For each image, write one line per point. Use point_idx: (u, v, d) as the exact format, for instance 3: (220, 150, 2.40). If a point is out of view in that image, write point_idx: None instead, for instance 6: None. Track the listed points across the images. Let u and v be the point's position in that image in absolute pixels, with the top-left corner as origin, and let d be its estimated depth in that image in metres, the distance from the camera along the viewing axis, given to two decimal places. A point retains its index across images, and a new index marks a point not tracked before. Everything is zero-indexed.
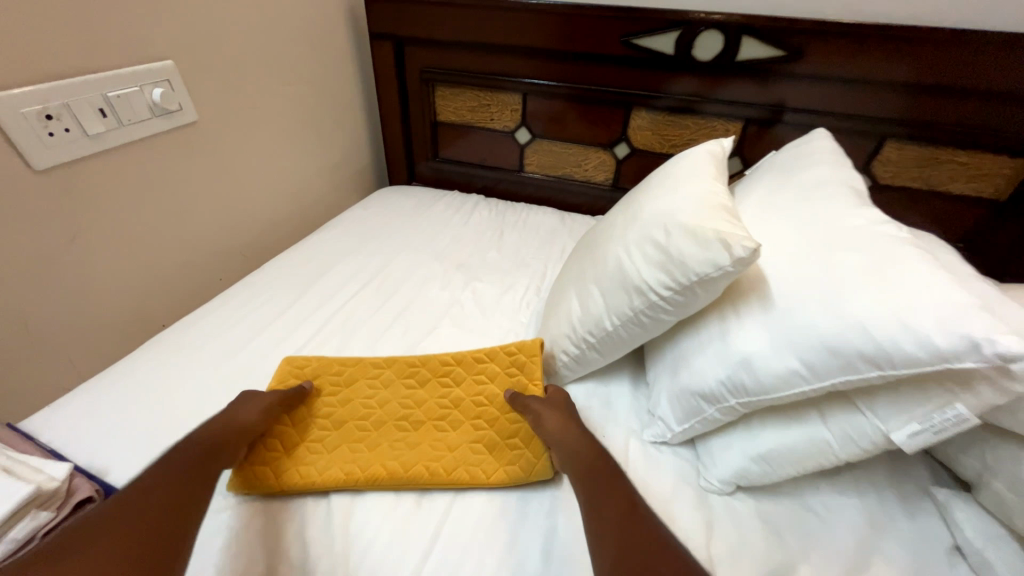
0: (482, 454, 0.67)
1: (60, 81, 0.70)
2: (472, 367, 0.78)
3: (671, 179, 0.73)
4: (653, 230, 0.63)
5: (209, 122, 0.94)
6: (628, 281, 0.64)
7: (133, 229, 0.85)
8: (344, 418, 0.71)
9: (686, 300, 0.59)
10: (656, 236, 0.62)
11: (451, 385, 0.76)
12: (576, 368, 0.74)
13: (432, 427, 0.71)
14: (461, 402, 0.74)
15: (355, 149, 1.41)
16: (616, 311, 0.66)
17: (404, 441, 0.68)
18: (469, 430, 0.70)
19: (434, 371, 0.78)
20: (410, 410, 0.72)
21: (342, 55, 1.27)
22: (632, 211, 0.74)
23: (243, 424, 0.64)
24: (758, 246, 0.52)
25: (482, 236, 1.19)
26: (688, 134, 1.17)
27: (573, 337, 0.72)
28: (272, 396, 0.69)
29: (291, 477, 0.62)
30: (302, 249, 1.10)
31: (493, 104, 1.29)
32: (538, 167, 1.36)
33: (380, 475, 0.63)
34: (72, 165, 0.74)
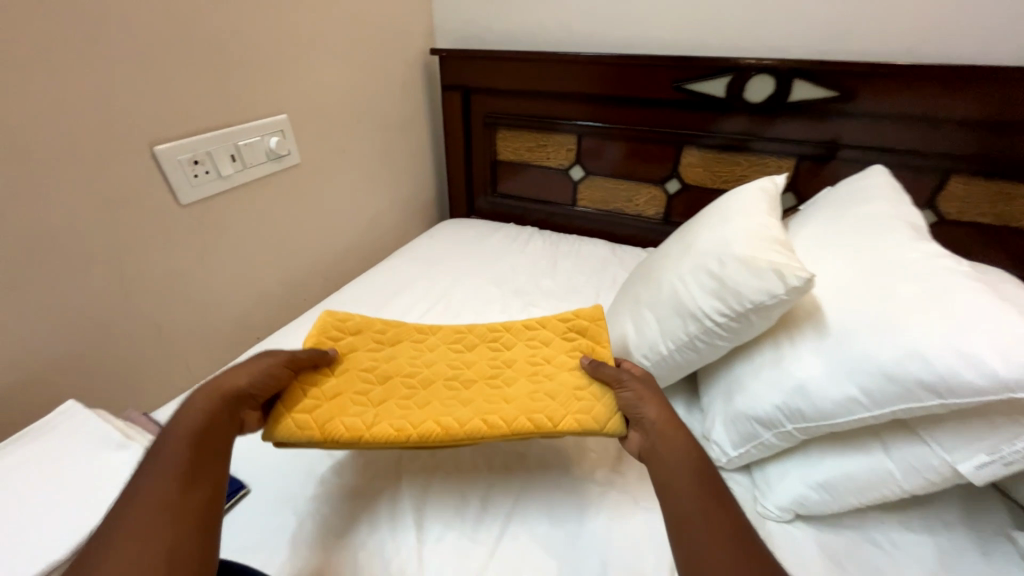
0: (545, 402, 0.67)
1: (206, 133, 0.86)
2: (520, 331, 0.81)
3: (724, 213, 0.78)
4: (707, 261, 0.68)
5: (308, 163, 1.09)
6: (683, 307, 0.68)
7: (243, 253, 1.00)
8: (391, 371, 0.73)
9: (741, 327, 0.62)
10: (710, 266, 0.66)
11: (503, 348, 0.79)
12: None
13: (484, 384, 0.71)
14: (512, 361, 0.76)
15: (421, 185, 1.56)
16: (671, 336, 0.70)
17: (455, 398, 0.69)
18: (519, 385, 0.71)
19: (483, 335, 0.81)
20: (460, 370, 0.74)
21: (416, 104, 1.43)
22: (686, 243, 0.79)
23: (233, 391, 0.59)
24: (812, 276, 0.55)
25: (537, 265, 1.26)
26: (739, 170, 1.21)
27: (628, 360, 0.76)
28: (266, 359, 0.65)
29: (337, 427, 0.63)
30: (376, 274, 1.22)
31: (550, 144, 1.39)
32: (590, 202, 1.43)
33: (435, 432, 0.63)
34: (207, 200, 0.90)
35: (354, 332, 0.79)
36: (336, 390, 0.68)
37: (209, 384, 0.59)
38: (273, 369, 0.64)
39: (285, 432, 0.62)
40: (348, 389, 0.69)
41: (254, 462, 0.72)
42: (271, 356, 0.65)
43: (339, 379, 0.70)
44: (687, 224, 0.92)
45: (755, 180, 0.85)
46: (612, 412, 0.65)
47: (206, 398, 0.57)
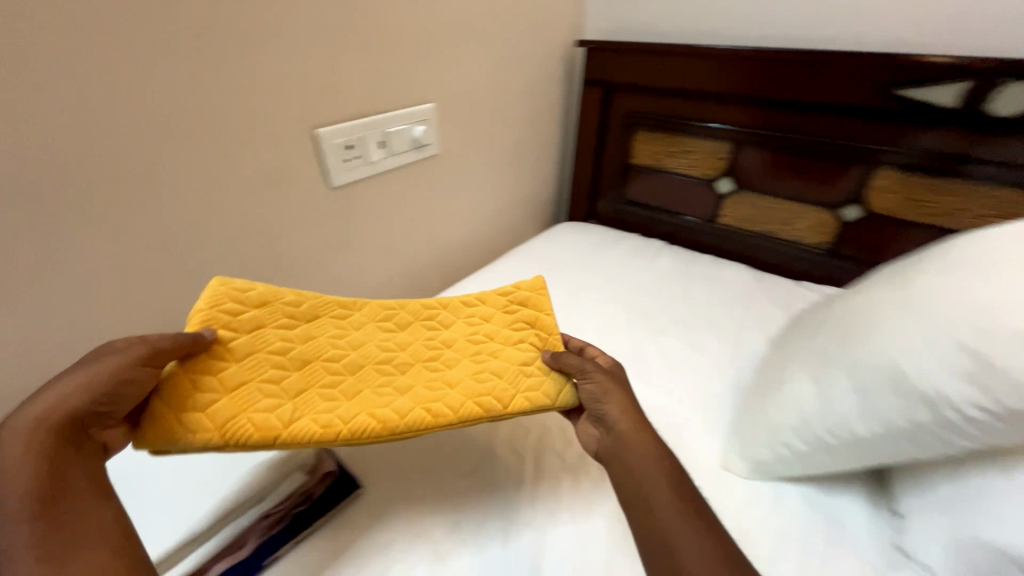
0: (488, 382, 0.66)
1: (360, 118, 0.87)
2: (458, 308, 0.75)
3: (965, 260, 0.58)
4: (956, 329, 0.51)
5: (445, 154, 1.08)
6: (909, 385, 0.52)
7: (376, 237, 1.01)
8: (309, 354, 0.64)
9: (1009, 430, 0.47)
10: (964, 339, 0.49)
11: (441, 327, 0.73)
12: (797, 466, 0.63)
13: (422, 368, 0.67)
14: (451, 343, 0.71)
15: (543, 183, 1.49)
16: (880, 417, 0.54)
17: (391, 384, 0.64)
18: (450, 372, 0.67)
19: (416, 311, 0.74)
20: (394, 352, 0.68)
21: (552, 98, 1.36)
22: (902, 293, 0.61)
23: (68, 417, 0.50)
24: None
25: (666, 285, 1.13)
26: (953, 202, 0.95)
27: (802, 430, 0.61)
28: (106, 368, 0.52)
29: (246, 432, 0.56)
30: (493, 273, 1.18)
31: (697, 151, 1.23)
32: (735, 220, 1.25)
33: (371, 427, 0.60)
34: (353, 184, 0.91)
35: (258, 304, 0.65)
36: (240, 378, 0.60)
37: (57, 388, 0.51)
38: (100, 363, 0.52)
39: (167, 439, 0.55)
40: (258, 375, 0.60)
41: (367, 457, 0.70)
42: (101, 362, 0.52)
43: (236, 367, 0.60)
44: (886, 265, 0.73)
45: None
46: (561, 385, 0.67)
47: (30, 428, 0.48)
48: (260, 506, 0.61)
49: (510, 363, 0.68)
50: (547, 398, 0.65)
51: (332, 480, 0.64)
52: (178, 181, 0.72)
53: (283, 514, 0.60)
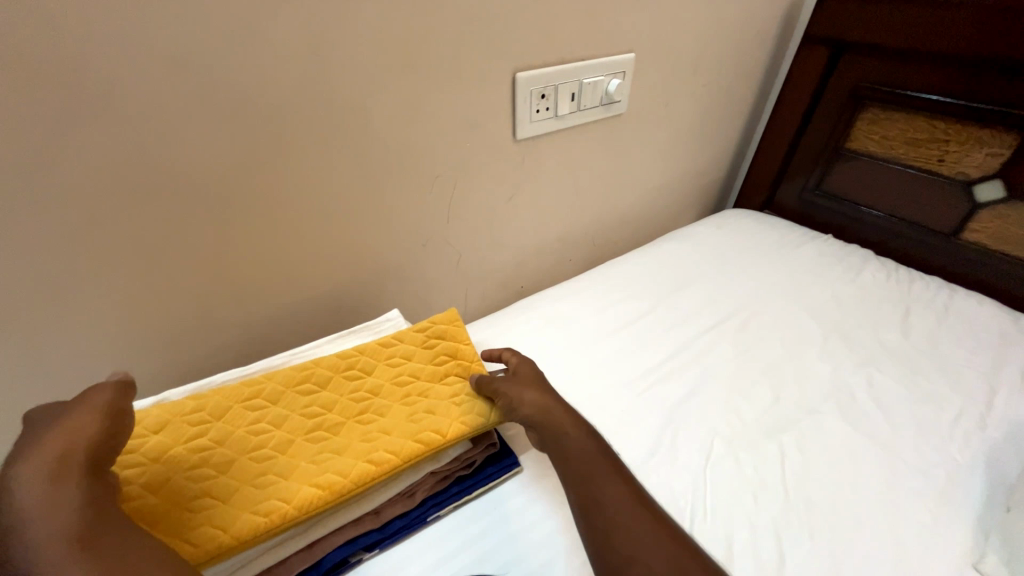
0: (422, 416, 0.57)
1: (559, 66, 0.78)
2: (337, 362, 0.63)
3: None
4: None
5: (630, 115, 0.95)
6: None
7: (542, 199, 0.94)
8: (230, 452, 0.54)
9: None
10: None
11: (362, 374, 0.62)
12: None
13: (357, 423, 0.57)
14: (326, 379, 0.61)
15: (718, 160, 1.29)
16: None
17: (327, 448, 0.54)
18: (312, 419, 0.57)
19: (333, 367, 0.62)
20: (321, 415, 0.58)
21: (757, 57, 1.13)
22: None
23: (87, 450, 0.45)
24: None
25: (877, 307, 0.91)
26: None
27: None
28: (86, 410, 0.47)
29: (210, 542, 0.46)
30: (652, 254, 1.06)
31: (955, 142, 0.95)
32: (988, 237, 0.96)
33: (317, 497, 0.49)
34: (535, 139, 0.84)
35: (156, 431, 0.54)
36: (160, 480, 0.50)
37: (60, 432, 0.45)
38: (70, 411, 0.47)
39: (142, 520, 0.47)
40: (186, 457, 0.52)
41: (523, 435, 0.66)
42: (72, 408, 0.47)
43: (151, 471, 0.50)
44: None
45: None
46: (490, 402, 0.59)
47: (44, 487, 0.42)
48: (428, 463, 0.57)
49: (463, 410, 0.58)
50: (491, 418, 0.58)
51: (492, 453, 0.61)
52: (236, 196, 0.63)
53: (447, 475, 0.58)
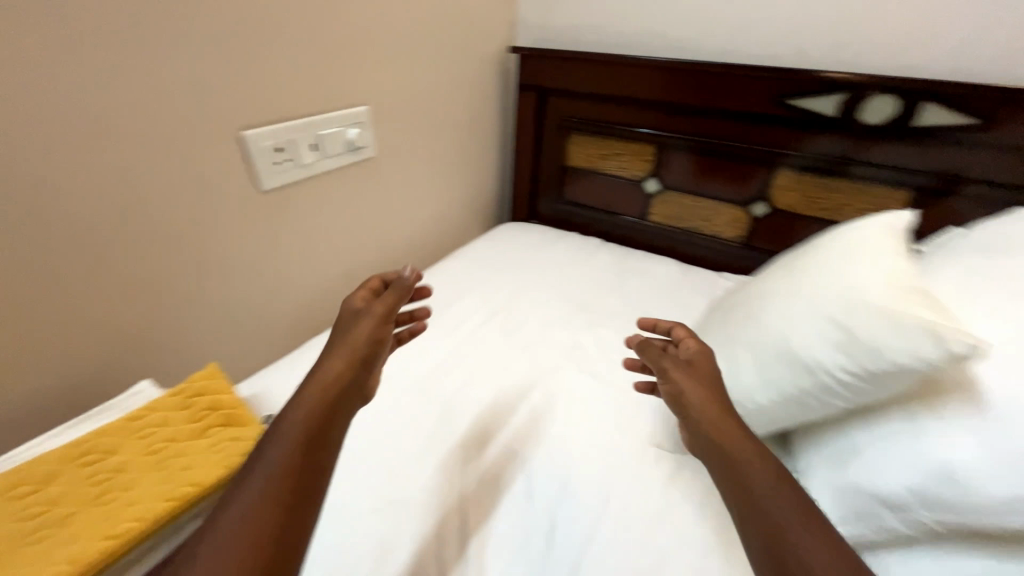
0: (178, 473, 0.56)
1: (289, 121, 0.85)
2: (66, 451, 0.56)
3: (842, 251, 0.69)
4: (832, 305, 0.60)
5: (382, 157, 1.08)
6: (796, 357, 0.60)
7: (310, 241, 0.98)
8: None
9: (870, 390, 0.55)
10: (836, 313, 0.59)
11: (102, 457, 0.57)
12: None
13: (95, 504, 0.53)
14: (52, 472, 0.54)
15: (485, 185, 1.51)
16: (774, 388, 0.62)
17: (52, 542, 0.49)
18: (26, 524, 0.50)
19: (62, 457, 0.56)
20: (43, 513, 0.51)
21: (489, 101, 1.39)
22: (793, 280, 0.70)
23: (336, 389, 0.57)
24: (981, 343, 0.48)
25: (603, 280, 1.19)
26: (839, 198, 1.09)
27: None
28: (375, 312, 0.63)
29: None
30: (436, 275, 1.20)
31: (626, 154, 1.32)
32: (662, 218, 1.35)
33: None
34: (283, 187, 0.89)
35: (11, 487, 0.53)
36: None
37: (371, 337, 0.61)
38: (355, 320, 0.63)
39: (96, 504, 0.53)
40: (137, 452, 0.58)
41: None
42: (366, 340, 0.61)
43: None
44: (786, 256, 0.84)
45: (882, 216, 0.75)
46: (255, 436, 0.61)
47: (324, 389, 0.56)
48: (197, 518, 0.57)
49: (226, 457, 0.58)
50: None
51: None
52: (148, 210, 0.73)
53: None
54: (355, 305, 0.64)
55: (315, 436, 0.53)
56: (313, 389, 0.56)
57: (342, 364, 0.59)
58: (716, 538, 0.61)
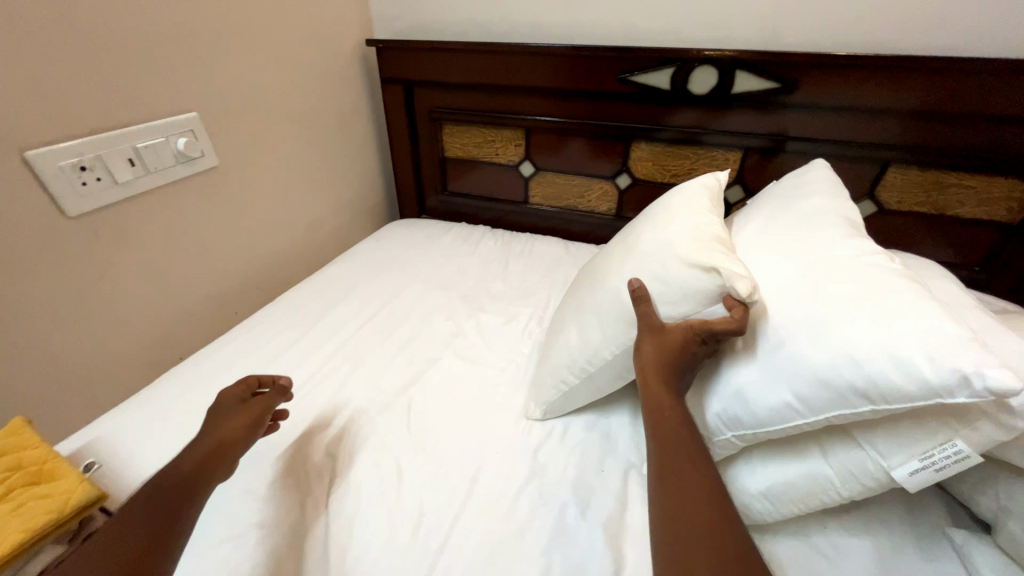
0: None
1: (91, 136, 0.76)
2: None
3: (665, 211, 0.76)
4: (649, 263, 0.66)
5: (229, 165, 1.00)
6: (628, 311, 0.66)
7: (153, 266, 0.90)
8: None
9: None
10: (653, 271, 0.64)
11: None
12: (575, 398, 0.74)
13: None
14: None
15: (367, 184, 1.46)
16: (615, 342, 0.67)
17: None
18: None
19: None
20: None
21: (355, 97, 1.34)
22: (628, 243, 0.76)
23: (223, 442, 0.63)
24: (754, 281, 0.57)
25: (489, 266, 1.21)
26: (688, 164, 1.19)
27: (573, 367, 0.72)
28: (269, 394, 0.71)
29: None
30: (316, 283, 1.14)
31: (498, 140, 1.33)
32: (543, 199, 1.39)
33: None
34: (101, 211, 0.80)
35: None
36: None
37: (259, 413, 0.68)
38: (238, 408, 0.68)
39: None
40: None
41: None
42: (256, 407, 0.68)
43: None
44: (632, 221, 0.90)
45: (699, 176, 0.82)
46: (75, 485, 0.56)
47: (209, 445, 0.62)
48: None
49: (26, 519, 0.51)
50: (70, 509, 0.54)
51: None
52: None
53: None
54: (236, 397, 0.69)
55: (183, 488, 0.56)
56: (202, 444, 0.62)
57: (233, 422, 0.65)
58: (574, 496, 0.65)
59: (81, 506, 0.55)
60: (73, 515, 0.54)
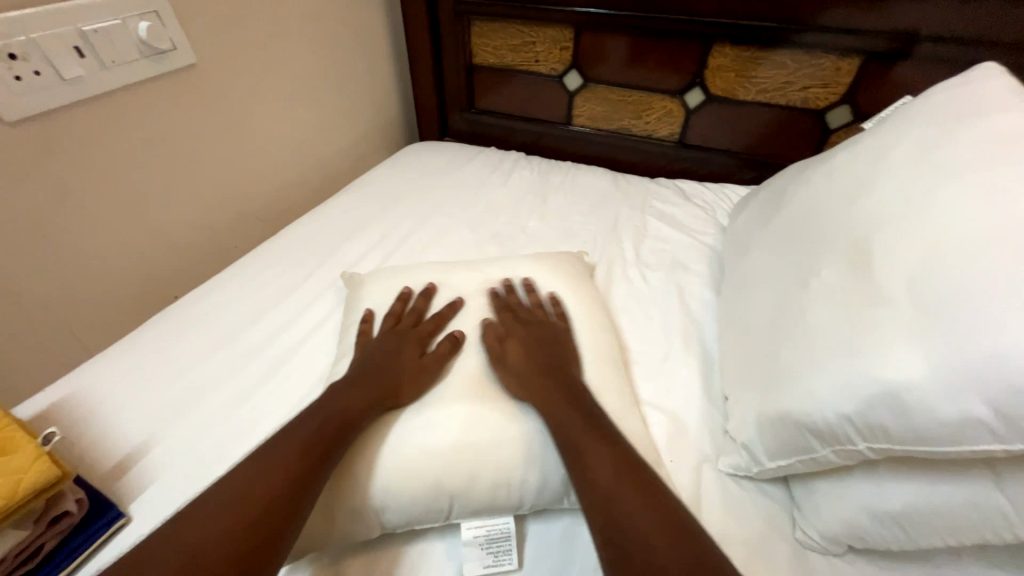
0: None
1: (20, 13, 0.58)
2: None
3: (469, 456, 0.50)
4: (752, 377, 0.54)
5: (210, 65, 0.80)
6: (775, 419, 0.48)
7: (128, 189, 0.75)
8: None
9: (784, 372, 0.49)
10: (758, 406, 0.51)
11: None
12: (777, 452, 0.49)
13: None
14: None
15: (381, 98, 1.24)
16: (780, 432, 0.48)
17: None
18: None
19: None
20: None
21: None
22: (735, 407, 0.55)
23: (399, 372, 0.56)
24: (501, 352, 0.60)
25: (523, 200, 1.02)
26: (782, 76, 0.93)
27: (761, 426, 0.50)
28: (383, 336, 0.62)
29: None
30: (323, 213, 0.98)
31: (540, 42, 1.08)
32: (589, 119, 1.16)
33: None
34: (50, 117, 0.64)
35: None
36: None
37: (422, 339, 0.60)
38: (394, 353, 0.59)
39: None
40: None
41: (142, 473, 0.55)
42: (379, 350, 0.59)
43: None
44: (763, 252, 0.65)
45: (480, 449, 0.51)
46: (33, 457, 0.46)
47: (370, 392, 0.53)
48: None
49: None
50: (23, 493, 0.44)
51: (74, 521, 0.48)
52: None
53: None
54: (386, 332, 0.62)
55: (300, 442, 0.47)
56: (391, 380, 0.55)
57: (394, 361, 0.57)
58: None
59: (39, 488, 0.45)
60: (30, 499, 0.44)
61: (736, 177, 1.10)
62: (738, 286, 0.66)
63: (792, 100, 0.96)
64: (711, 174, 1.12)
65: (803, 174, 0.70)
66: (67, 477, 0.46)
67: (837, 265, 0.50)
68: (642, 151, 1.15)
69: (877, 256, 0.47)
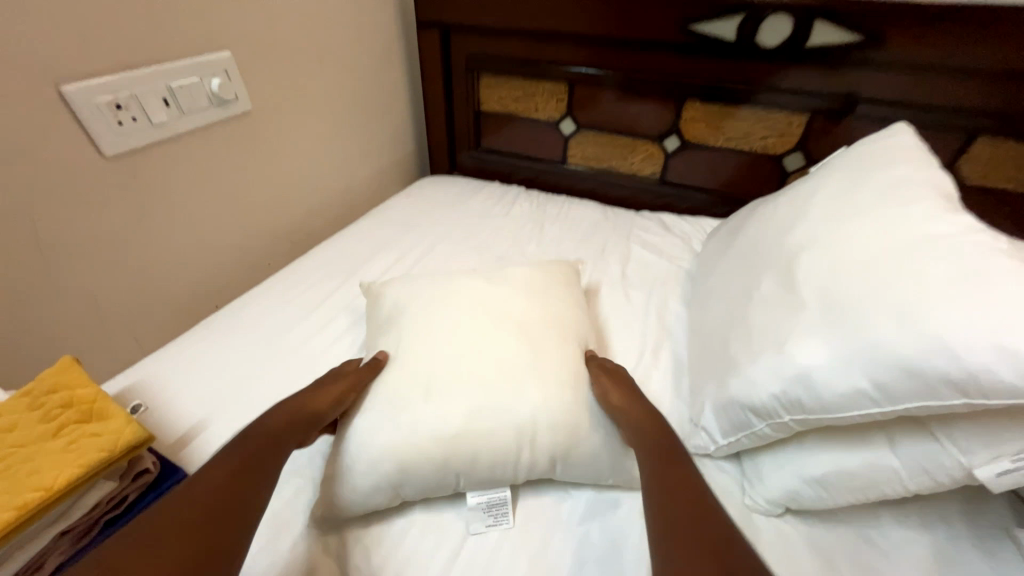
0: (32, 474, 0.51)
1: (127, 73, 0.73)
2: None
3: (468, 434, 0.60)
4: (710, 372, 0.66)
5: (262, 110, 0.96)
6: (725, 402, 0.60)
7: (189, 212, 0.88)
8: None
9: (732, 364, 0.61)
10: (713, 393, 0.63)
11: None
12: (727, 430, 0.60)
13: None
14: None
15: (398, 138, 1.41)
16: (729, 412, 0.59)
17: None
18: None
19: None
20: None
21: (389, 44, 1.26)
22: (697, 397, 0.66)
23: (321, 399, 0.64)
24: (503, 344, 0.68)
25: (523, 228, 1.16)
26: (745, 126, 1.09)
27: (715, 410, 0.61)
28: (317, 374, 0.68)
29: None
30: (347, 237, 1.12)
31: (539, 94, 1.25)
32: (581, 159, 1.31)
33: None
34: (138, 153, 0.78)
35: None
36: None
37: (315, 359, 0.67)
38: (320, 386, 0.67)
39: None
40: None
41: (199, 447, 0.66)
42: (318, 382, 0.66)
43: None
44: (723, 272, 0.78)
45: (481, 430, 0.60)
46: (126, 421, 0.57)
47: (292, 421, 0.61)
48: (57, 523, 0.51)
49: (82, 455, 0.52)
50: (119, 449, 0.54)
51: (150, 479, 0.59)
52: (66, 214, 0.72)
53: (88, 526, 0.54)
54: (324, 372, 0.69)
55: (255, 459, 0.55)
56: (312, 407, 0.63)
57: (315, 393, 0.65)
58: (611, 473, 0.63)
59: (131, 446, 0.55)
60: (123, 455, 0.55)
61: (711, 211, 1.25)
62: (703, 301, 0.79)
63: (754, 147, 1.11)
64: (689, 209, 1.27)
65: (757, 209, 0.84)
66: (151, 439, 0.57)
67: (773, 280, 0.63)
68: (629, 187, 1.30)
69: (801, 272, 0.60)
